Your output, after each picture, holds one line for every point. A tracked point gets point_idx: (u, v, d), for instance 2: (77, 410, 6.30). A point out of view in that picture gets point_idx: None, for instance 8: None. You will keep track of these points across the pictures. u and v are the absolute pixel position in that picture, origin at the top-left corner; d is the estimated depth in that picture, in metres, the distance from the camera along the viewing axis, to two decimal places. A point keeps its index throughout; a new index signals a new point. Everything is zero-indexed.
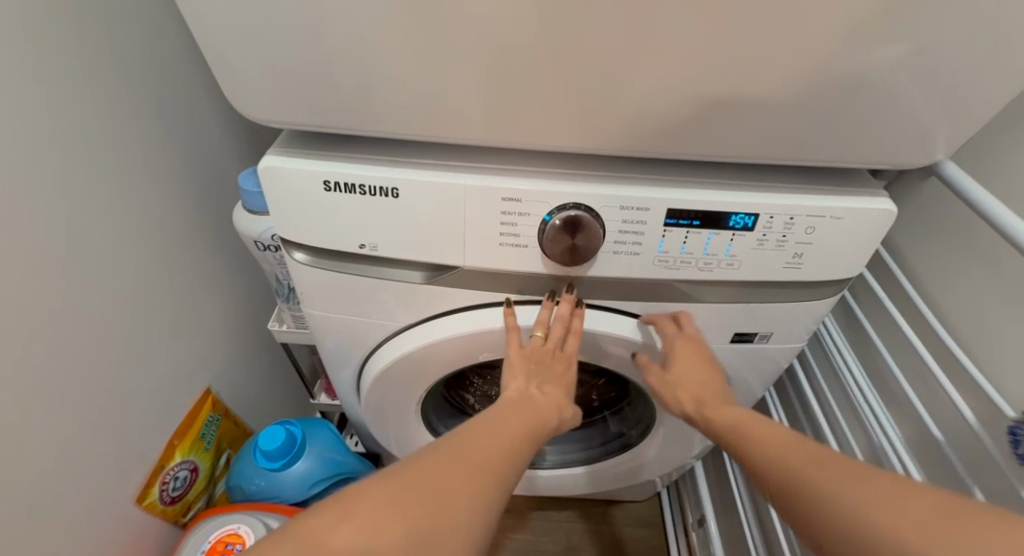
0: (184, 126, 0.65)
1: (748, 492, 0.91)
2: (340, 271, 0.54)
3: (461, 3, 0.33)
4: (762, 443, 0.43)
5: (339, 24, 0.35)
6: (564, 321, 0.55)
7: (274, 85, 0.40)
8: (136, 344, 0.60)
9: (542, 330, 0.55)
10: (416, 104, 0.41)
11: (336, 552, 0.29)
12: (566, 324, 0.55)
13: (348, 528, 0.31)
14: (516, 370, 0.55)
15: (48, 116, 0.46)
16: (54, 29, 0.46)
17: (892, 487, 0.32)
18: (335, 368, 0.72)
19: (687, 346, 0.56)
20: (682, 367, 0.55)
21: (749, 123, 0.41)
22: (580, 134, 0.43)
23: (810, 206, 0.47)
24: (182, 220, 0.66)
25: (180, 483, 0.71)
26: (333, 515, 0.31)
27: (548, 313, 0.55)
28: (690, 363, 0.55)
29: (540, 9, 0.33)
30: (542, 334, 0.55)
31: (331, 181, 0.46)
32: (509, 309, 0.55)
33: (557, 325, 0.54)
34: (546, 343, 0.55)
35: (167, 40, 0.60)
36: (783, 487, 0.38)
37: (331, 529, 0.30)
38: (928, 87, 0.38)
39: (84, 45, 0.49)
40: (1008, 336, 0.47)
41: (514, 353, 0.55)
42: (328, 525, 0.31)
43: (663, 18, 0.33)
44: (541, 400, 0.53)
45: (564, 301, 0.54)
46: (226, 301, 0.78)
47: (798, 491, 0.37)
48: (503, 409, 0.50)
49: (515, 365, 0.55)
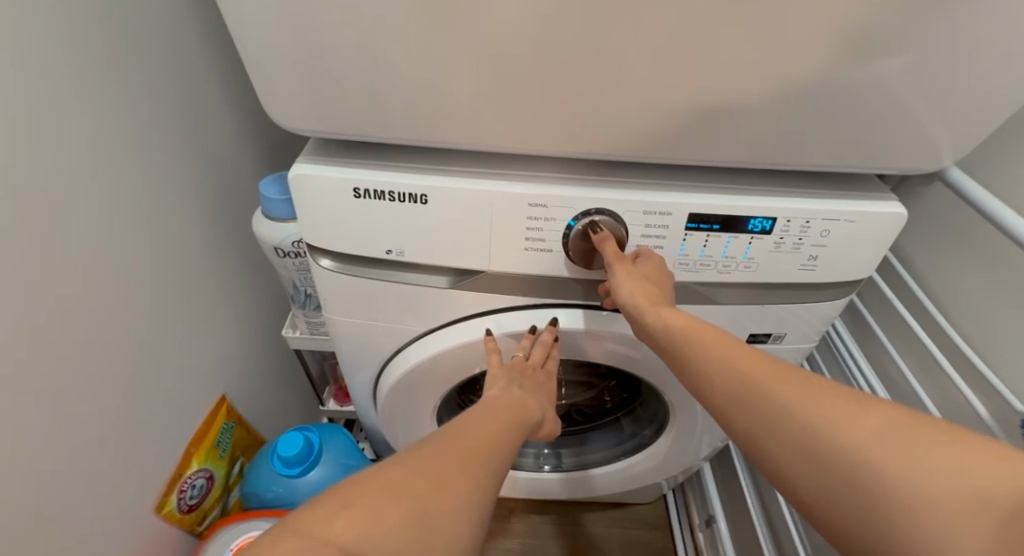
0: (203, 133, 0.65)
1: (757, 495, 0.93)
2: (365, 276, 0.55)
3: (500, 14, 0.34)
4: (717, 356, 0.39)
5: (380, 33, 0.36)
6: (545, 347, 0.58)
7: (310, 93, 0.41)
8: (155, 350, 0.60)
9: (522, 351, 0.58)
10: (448, 111, 0.42)
11: (341, 547, 0.29)
12: (546, 350, 0.58)
13: (347, 530, 0.30)
14: (498, 377, 0.55)
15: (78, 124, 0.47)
16: (84, 39, 0.46)
17: (855, 403, 0.32)
18: (352, 374, 0.72)
19: (643, 259, 0.49)
20: (637, 269, 0.47)
21: (769, 129, 0.43)
22: (607, 139, 0.44)
23: (826, 210, 0.48)
24: (200, 226, 0.66)
25: (197, 491, 0.71)
26: (329, 508, 0.31)
27: (529, 341, 0.58)
28: (642, 270, 0.47)
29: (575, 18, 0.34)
30: (523, 354, 0.57)
31: (361, 188, 0.47)
32: (489, 338, 0.58)
33: (538, 349, 0.58)
34: (528, 361, 0.57)
35: (189, 49, 0.61)
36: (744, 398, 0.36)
37: (330, 533, 0.29)
38: (942, 94, 0.40)
39: (112, 54, 0.50)
40: (1014, 333, 0.49)
41: (496, 367, 0.56)
42: (327, 527, 0.30)
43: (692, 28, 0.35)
44: (525, 398, 0.52)
45: (546, 331, 0.57)
46: (240, 308, 0.78)
47: (756, 403, 0.35)
48: (485, 406, 0.48)
49: (496, 373, 0.55)
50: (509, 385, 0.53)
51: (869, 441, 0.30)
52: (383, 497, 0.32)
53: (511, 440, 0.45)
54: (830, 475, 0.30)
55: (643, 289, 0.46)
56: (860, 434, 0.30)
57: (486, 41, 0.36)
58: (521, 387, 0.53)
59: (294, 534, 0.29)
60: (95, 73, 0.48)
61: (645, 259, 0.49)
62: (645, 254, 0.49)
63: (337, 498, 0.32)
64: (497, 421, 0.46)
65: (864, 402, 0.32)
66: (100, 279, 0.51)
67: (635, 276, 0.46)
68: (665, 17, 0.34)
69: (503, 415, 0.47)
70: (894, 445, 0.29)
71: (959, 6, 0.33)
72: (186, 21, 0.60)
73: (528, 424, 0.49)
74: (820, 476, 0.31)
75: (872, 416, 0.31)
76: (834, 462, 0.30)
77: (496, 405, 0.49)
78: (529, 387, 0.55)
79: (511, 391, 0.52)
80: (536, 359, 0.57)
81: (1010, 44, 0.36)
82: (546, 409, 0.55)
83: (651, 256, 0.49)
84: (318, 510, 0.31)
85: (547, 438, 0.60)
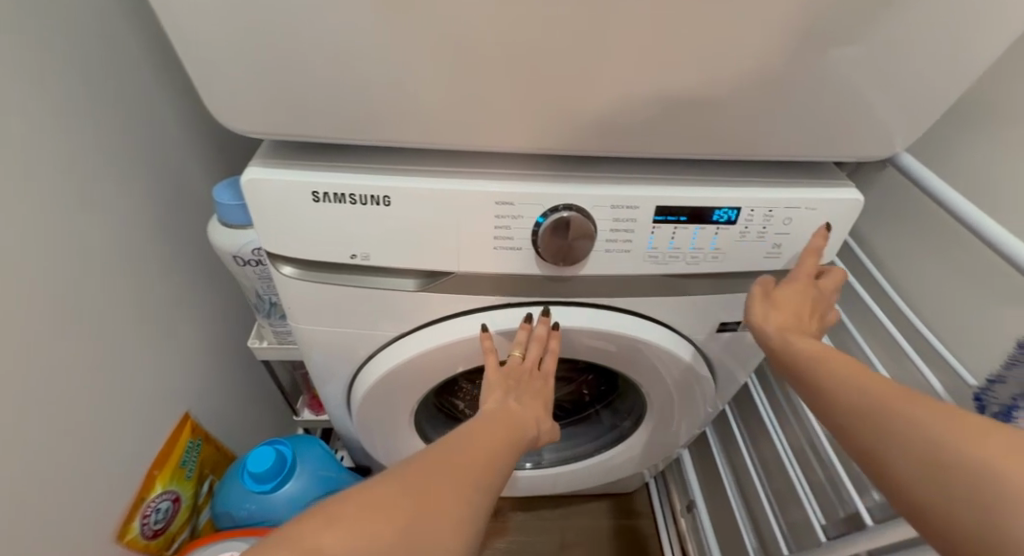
0: (148, 140, 0.62)
1: (735, 479, 0.95)
2: (331, 282, 0.53)
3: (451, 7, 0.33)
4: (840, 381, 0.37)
5: (329, 30, 0.35)
6: (540, 343, 0.57)
7: (259, 95, 0.40)
8: (106, 370, 0.57)
9: (519, 351, 0.56)
10: (407, 109, 0.41)
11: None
12: (543, 345, 0.57)
13: (335, 544, 0.29)
14: (495, 386, 0.53)
15: (5, 133, 0.43)
16: (6, 42, 0.43)
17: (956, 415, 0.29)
18: (323, 383, 0.70)
19: (801, 274, 0.49)
20: (790, 291, 0.48)
21: (729, 120, 0.43)
22: (571, 134, 0.44)
23: (787, 198, 0.49)
24: (149, 237, 0.63)
25: (161, 515, 0.68)
26: (322, 520, 0.30)
27: (526, 334, 0.57)
28: (802, 291, 0.48)
29: (532, 11, 0.34)
30: (519, 354, 0.56)
31: (319, 192, 0.45)
32: (485, 333, 0.56)
33: (533, 346, 0.56)
34: (525, 360, 0.56)
35: (127, 51, 0.57)
36: (854, 419, 0.34)
37: (318, 546, 0.29)
38: (890, 82, 0.41)
39: (39, 57, 0.46)
40: (969, 311, 0.51)
41: (494, 371, 0.54)
42: (316, 538, 0.29)
43: (647, 21, 0.34)
44: (520, 412, 0.51)
45: (540, 323, 0.56)
46: (199, 321, 0.75)
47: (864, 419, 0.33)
48: (487, 421, 0.47)
49: (494, 381, 0.53)
50: (506, 399, 0.52)
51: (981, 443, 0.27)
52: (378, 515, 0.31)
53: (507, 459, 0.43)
54: (927, 476, 0.28)
55: (802, 313, 0.47)
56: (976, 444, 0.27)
57: (438, 37, 0.35)
58: (516, 399, 0.53)
59: (282, 544, 0.29)
60: (21, 80, 0.45)
61: (809, 274, 0.49)
62: (803, 270, 0.49)
63: (335, 508, 0.31)
64: (497, 435, 0.45)
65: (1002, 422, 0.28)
66: (39, 300, 0.48)
67: (772, 303, 0.48)
68: (618, 12, 0.34)
69: (502, 430, 0.46)
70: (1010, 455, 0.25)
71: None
72: (121, 21, 0.57)
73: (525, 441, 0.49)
74: (906, 472, 0.29)
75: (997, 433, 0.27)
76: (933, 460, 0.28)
77: (497, 420, 0.48)
78: (527, 398, 0.54)
79: (510, 406, 0.51)
80: (533, 359, 0.56)
81: (950, 32, 0.37)
82: (541, 422, 0.54)
83: (813, 267, 0.50)
84: (313, 521, 0.30)
85: (548, 442, 0.60)
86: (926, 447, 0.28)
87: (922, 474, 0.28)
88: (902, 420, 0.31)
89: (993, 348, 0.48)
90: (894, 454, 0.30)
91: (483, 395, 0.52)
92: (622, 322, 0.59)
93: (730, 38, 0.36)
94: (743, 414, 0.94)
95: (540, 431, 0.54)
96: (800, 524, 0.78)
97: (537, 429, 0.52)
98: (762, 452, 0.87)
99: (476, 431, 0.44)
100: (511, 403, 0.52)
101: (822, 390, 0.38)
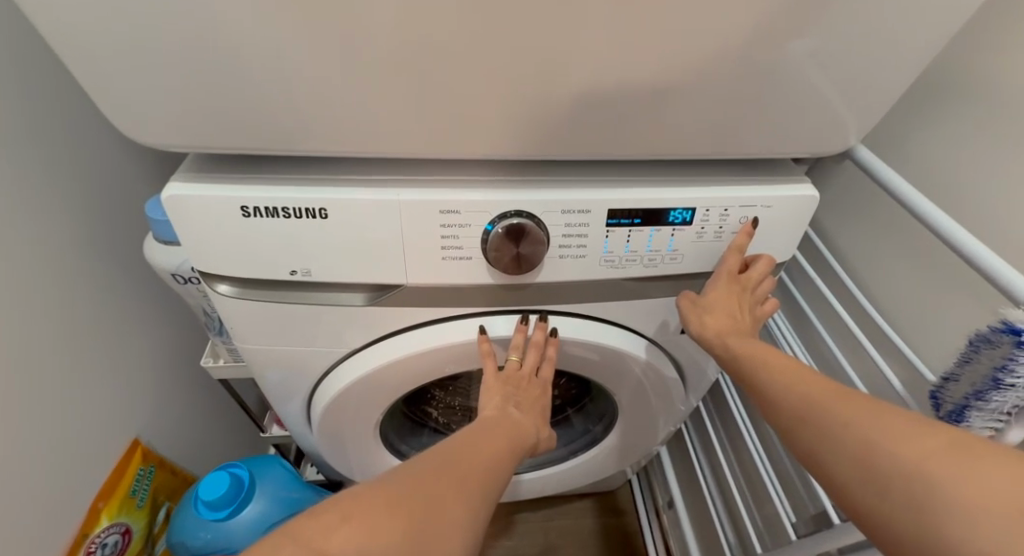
0: (74, 154, 0.58)
1: (713, 476, 0.94)
2: (275, 300, 0.51)
3: (364, 8, 0.31)
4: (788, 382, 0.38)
5: (237, 37, 0.32)
6: (538, 350, 0.56)
7: (172, 107, 0.37)
8: (35, 401, 0.54)
9: (518, 355, 0.56)
10: (333, 117, 0.39)
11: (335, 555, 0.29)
12: (540, 352, 0.56)
13: (343, 544, 0.29)
14: (494, 392, 0.54)
15: None
16: None
17: (908, 426, 0.30)
18: (280, 402, 0.67)
19: (723, 271, 0.49)
20: (716, 294, 0.49)
21: (673, 119, 0.41)
22: (513, 138, 0.42)
23: (741, 197, 0.48)
24: (80, 255, 0.60)
25: (109, 549, 0.64)
26: (327, 520, 0.31)
27: (522, 338, 0.56)
28: (729, 289, 0.49)
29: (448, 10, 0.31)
30: (517, 359, 0.56)
31: (250, 206, 0.43)
32: (483, 337, 0.55)
33: (531, 353, 0.56)
34: (523, 367, 0.56)
35: (44, 60, 0.54)
36: (801, 420, 0.35)
37: (323, 546, 0.29)
38: (835, 78, 0.40)
39: None
40: (926, 304, 0.51)
41: (491, 378, 0.55)
42: (325, 537, 0.30)
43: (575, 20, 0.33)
44: (521, 421, 0.52)
45: (539, 329, 0.56)
46: (145, 341, 0.71)
47: (814, 424, 0.34)
48: (486, 427, 0.49)
49: (493, 387, 0.54)
50: (505, 406, 0.53)
51: (918, 442, 0.29)
52: (383, 514, 0.32)
53: (505, 470, 0.44)
54: (869, 476, 0.29)
55: (733, 311, 0.48)
56: (913, 442, 0.29)
57: (358, 40, 0.33)
58: (516, 407, 0.54)
59: (292, 542, 0.29)
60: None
61: (733, 268, 0.49)
62: (724, 267, 0.49)
63: (336, 510, 0.31)
64: (499, 439, 0.47)
65: (931, 421, 0.30)
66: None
67: (700, 313, 0.49)
68: (546, 10, 0.32)
69: (504, 438, 0.48)
70: (946, 454, 0.27)
71: None
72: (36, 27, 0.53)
73: (525, 447, 0.50)
74: (859, 482, 0.30)
75: (935, 431, 0.29)
76: (873, 461, 0.29)
77: (497, 427, 0.49)
78: (525, 405, 0.55)
79: (510, 414, 0.52)
80: (530, 367, 0.56)
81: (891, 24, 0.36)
82: (540, 426, 0.56)
83: (736, 259, 0.49)
84: (316, 522, 0.31)
85: (549, 448, 0.61)
86: (865, 445, 0.30)
87: (864, 473, 0.30)
88: (841, 423, 0.32)
89: (952, 340, 0.48)
90: (836, 455, 0.32)
91: (483, 403, 0.54)
92: (584, 328, 0.58)
93: (666, 34, 0.34)
94: (717, 410, 0.93)
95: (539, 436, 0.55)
96: (774, 518, 0.77)
97: (536, 434, 0.54)
98: (737, 448, 0.87)
99: (468, 440, 0.45)
100: (510, 409, 0.54)
101: (767, 388, 0.39)
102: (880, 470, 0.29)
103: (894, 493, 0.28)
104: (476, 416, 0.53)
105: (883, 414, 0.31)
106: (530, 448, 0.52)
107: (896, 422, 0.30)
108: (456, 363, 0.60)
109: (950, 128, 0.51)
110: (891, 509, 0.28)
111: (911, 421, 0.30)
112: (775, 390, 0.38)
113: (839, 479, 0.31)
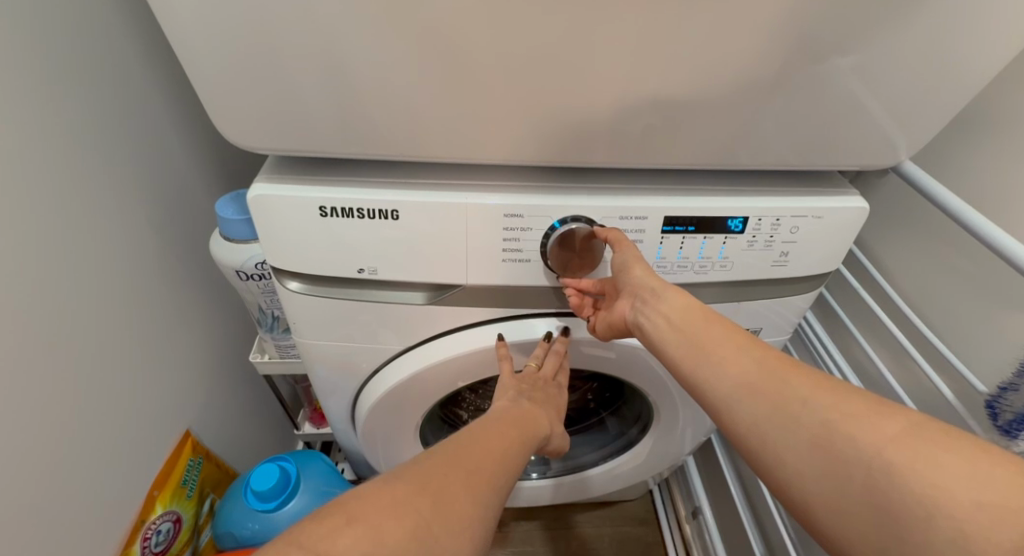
0: (144, 157, 0.62)
1: (743, 492, 0.94)
2: (340, 298, 0.53)
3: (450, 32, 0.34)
4: (737, 370, 0.40)
5: (335, 54, 0.35)
6: (558, 357, 0.59)
7: (267, 121, 0.40)
8: (99, 391, 0.57)
9: (535, 361, 0.59)
10: (411, 128, 0.41)
11: None
12: (559, 360, 0.59)
13: (349, 546, 0.30)
14: (509, 387, 0.57)
15: (13, 165, 0.45)
16: (19, 73, 0.45)
17: (871, 410, 0.33)
18: (325, 397, 0.69)
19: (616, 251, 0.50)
20: None
21: (732, 133, 0.43)
22: (576, 149, 0.44)
23: (793, 207, 0.49)
24: (149, 252, 0.64)
25: (162, 536, 0.68)
26: (330, 525, 0.31)
27: (543, 349, 0.58)
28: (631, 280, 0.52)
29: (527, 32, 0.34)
30: (535, 365, 0.59)
31: (326, 207, 0.45)
32: (502, 343, 0.56)
33: (551, 359, 0.59)
34: (540, 371, 0.58)
35: (124, 69, 0.58)
36: (766, 401, 0.37)
37: (331, 547, 0.30)
38: (890, 101, 0.42)
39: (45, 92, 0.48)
40: (978, 318, 0.51)
41: (508, 377, 0.58)
42: (330, 543, 0.30)
43: (642, 46, 0.35)
44: (533, 412, 0.54)
45: (559, 341, 0.58)
46: (196, 335, 0.74)
47: (781, 403, 0.37)
48: (498, 419, 0.50)
49: (509, 384, 0.57)
50: (519, 398, 0.55)
51: (877, 429, 0.32)
52: (391, 509, 0.33)
53: (514, 459, 0.45)
54: (831, 470, 0.33)
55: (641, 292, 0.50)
56: (879, 429, 0.32)
57: (442, 59, 0.36)
58: (530, 399, 0.56)
59: (297, 547, 0.29)
60: (13, 88, 0.44)
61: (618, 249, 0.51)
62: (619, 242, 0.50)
63: (341, 513, 0.32)
64: (505, 438, 0.47)
65: (888, 401, 0.34)
66: (20, 316, 0.47)
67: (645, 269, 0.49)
68: (615, 37, 0.35)
69: (512, 429, 0.49)
70: (911, 442, 0.30)
71: (894, 22, 0.35)
72: (121, 41, 0.57)
73: (536, 439, 0.51)
74: (822, 459, 0.33)
75: (896, 414, 0.32)
76: (835, 451, 0.33)
77: (505, 418, 0.50)
78: (540, 401, 0.57)
79: (522, 405, 0.54)
80: (548, 371, 0.59)
81: (945, 52, 0.38)
82: (554, 424, 0.58)
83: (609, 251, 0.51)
84: (321, 526, 0.31)
85: (558, 451, 0.62)
86: (823, 428, 0.34)
87: (823, 457, 0.33)
88: (806, 406, 0.35)
89: (1005, 352, 0.48)
90: (794, 439, 0.35)
91: (497, 396, 0.56)
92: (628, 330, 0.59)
93: (728, 58, 0.36)
94: None
95: (551, 431, 0.57)
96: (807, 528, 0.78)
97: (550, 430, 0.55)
98: None
99: (480, 436, 0.45)
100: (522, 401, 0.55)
101: (704, 372, 0.42)
102: (841, 460, 0.32)
103: (856, 481, 0.31)
104: (490, 407, 0.54)
105: (846, 399, 0.35)
106: (540, 440, 0.53)
107: (858, 405, 0.34)
108: (487, 370, 0.62)
109: (1002, 146, 0.52)
110: (846, 493, 0.32)
111: (863, 403, 0.34)
112: (726, 378, 0.40)
113: (801, 453, 0.34)
